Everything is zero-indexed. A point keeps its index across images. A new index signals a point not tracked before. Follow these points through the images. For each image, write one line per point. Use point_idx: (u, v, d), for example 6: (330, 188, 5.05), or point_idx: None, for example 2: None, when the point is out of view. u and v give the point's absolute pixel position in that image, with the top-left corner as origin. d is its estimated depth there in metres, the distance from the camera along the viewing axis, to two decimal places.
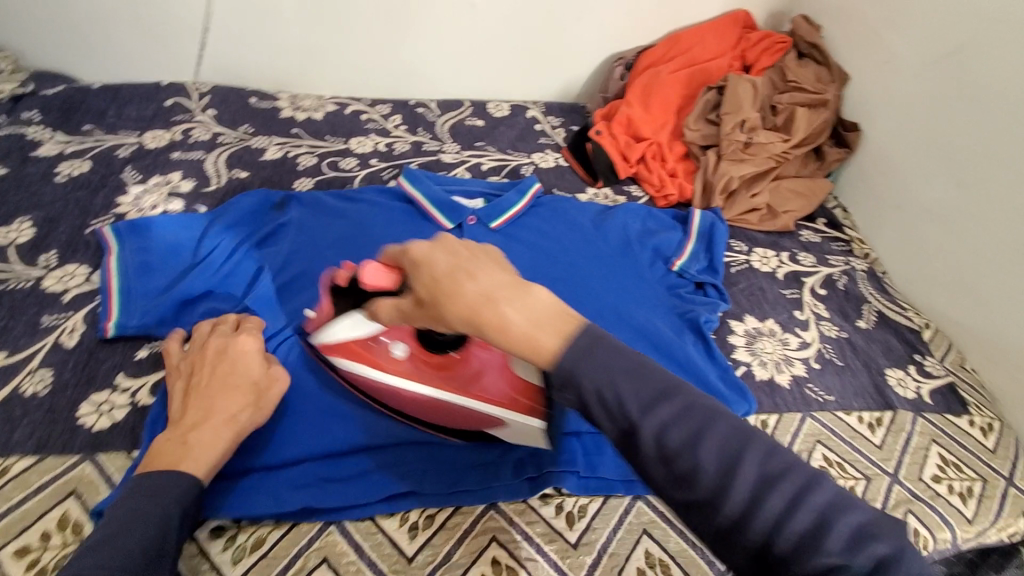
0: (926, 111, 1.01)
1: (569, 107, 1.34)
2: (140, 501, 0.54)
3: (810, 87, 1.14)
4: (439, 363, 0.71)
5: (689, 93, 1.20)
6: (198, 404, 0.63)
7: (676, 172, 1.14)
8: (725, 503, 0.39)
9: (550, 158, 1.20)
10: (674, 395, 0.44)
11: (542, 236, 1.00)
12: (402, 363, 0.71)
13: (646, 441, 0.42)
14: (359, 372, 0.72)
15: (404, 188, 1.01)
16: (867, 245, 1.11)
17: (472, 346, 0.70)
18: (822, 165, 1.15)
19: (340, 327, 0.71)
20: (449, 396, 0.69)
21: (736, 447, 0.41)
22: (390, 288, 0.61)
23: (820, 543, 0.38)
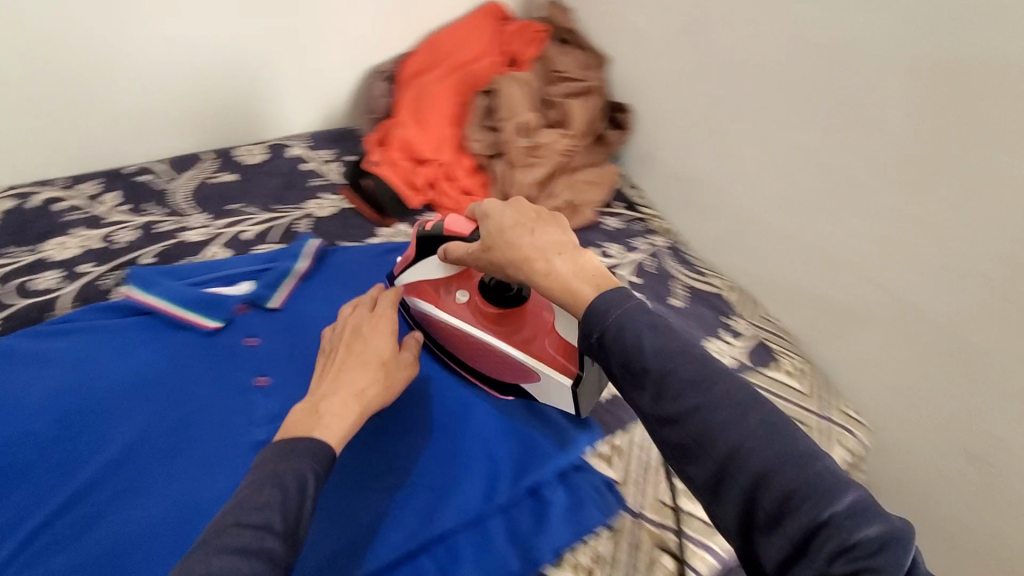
0: (679, 85, 1.04)
1: (338, 134, 1.17)
2: (276, 465, 0.53)
3: (575, 75, 1.13)
4: (500, 315, 0.75)
5: (463, 101, 1.11)
6: (344, 378, 0.66)
7: (470, 188, 1.05)
8: (765, 478, 0.44)
9: (327, 204, 1.03)
10: (713, 380, 0.48)
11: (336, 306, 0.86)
12: (470, 308, 0.76)
13: (679, 431, 0.47)
14: (426, 310, 0.78)
15: (135, 299, 0.77)
16: (663, 217, 1.15)
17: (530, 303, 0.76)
18: (606, 149, 1.15)
19: (419, 269, 0.78)
20: (486, 338, 0.74)
21: (765, 428, 0.46)
22: (468, 233, 0.70)
23: (831, 518, 0.41)
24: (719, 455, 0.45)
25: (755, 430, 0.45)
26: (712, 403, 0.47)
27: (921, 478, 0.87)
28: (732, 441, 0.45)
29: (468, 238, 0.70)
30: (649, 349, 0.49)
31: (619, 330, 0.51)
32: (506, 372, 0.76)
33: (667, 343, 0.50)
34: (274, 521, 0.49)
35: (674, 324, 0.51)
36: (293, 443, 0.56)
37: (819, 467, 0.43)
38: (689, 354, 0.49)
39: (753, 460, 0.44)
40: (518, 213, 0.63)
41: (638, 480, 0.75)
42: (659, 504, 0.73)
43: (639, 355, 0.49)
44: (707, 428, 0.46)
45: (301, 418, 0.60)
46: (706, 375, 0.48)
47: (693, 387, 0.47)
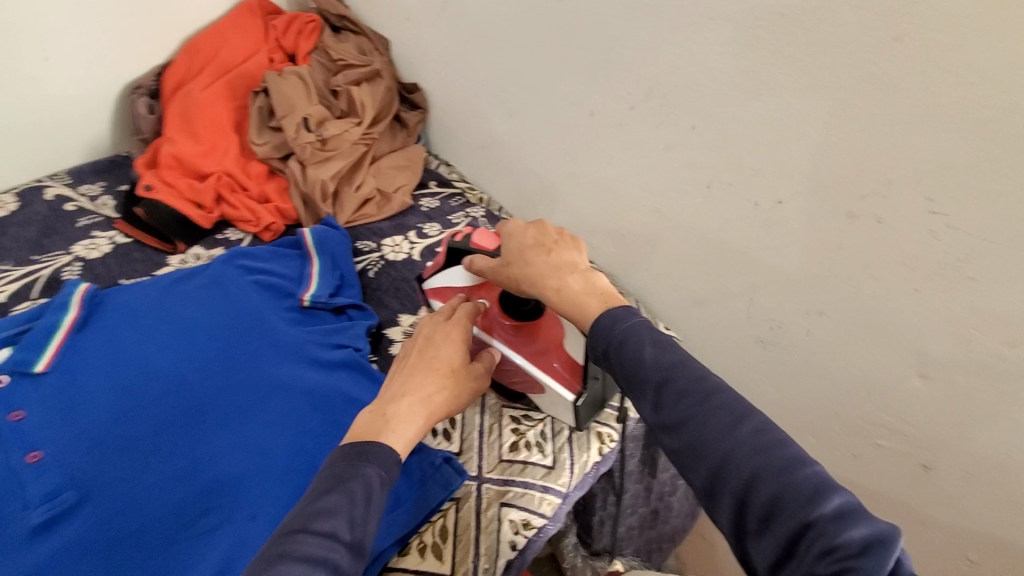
0: (455, 55, 1.04)
1: (107, 164, 1.06)
2: (348, 464, 0.50)
3: (357, 61, 1.10)
4: (516, 327, 0.72)
5: (240, 104, 1.04)
6: (409, 382, 0.61)
7: (267, 195, 1.00)
8: (738, 470, 0.42)
9: (102, 242, 0.92)
10: (709, 388, 0.47)
11: (118, 349, 0.76)
12: (490, 319, 0.73)
13: (669, 421, 0.47)
14: None
15: None
16: (478, 188, 1.17)
17: (546, 317, 0.71)
18: (408, 132, 1.15)
19: (449, 275, 0.77)
20: (515, 354, 0.71)
21: (753, 428, 0.44)
22: (492, 248, 0.70)
23: (810, 509, 0.39)
24: (698, 450, 0.45)
25: (740, 433, 0.44)
26: (696, 405, 0.46)
27: (735, 379, 0.95)
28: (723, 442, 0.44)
29: (492, 252, 0.70)
30: (648, 357, 0.50)
31: (624, 339, 0.52)
32: (527, 383, 0.73)
33: (666, 357, 0.49)
34: (341, 531, 0.44)
35: (674, 342, 0.51)
36: (364, 445, 0.52)
37: (809, 470, 0.41)
38: (680, 364, 0.49)
39: (737, 462, 0.43)
40: (537, 232, 0.65)
41: (475, 444, 0.75)
42: (500, 462, 0.74)
43: (635, 365, 0.50)
44: (697, 430, 0.45)
45: (366, 429, 0.55)
46: (699, 385, 0.47)
47: (689, 397, 0.47)
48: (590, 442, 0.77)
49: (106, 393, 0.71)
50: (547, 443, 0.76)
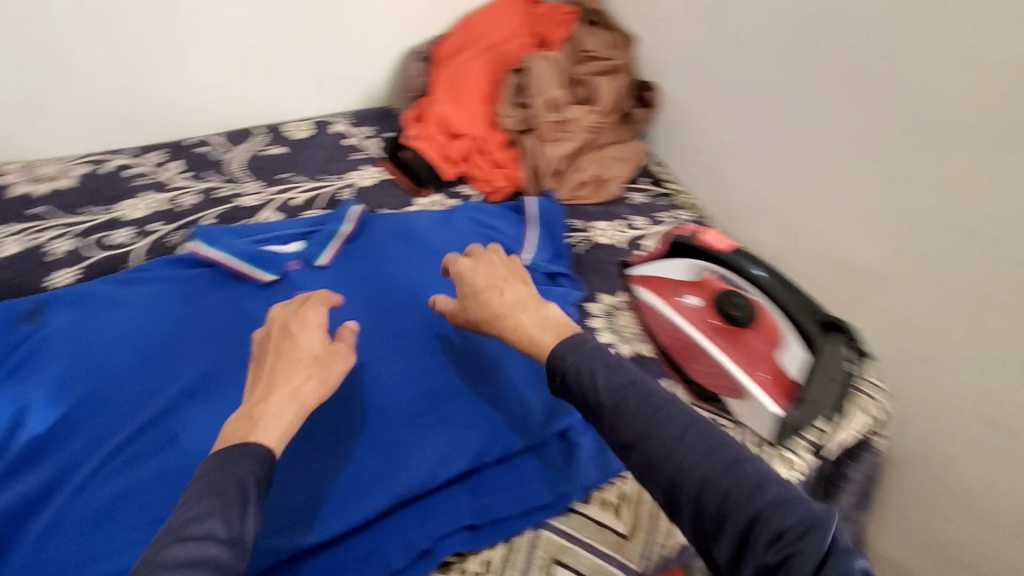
0: (706, 62, 1.08)
1: (377, 112, 1.24)
2: (220, 469, 0.49)
3: (602, 54, 1.16)
4: (720, 327, 0.80)
5: (495, 79, 1.16)
6: (280, 374, 0.58)
7: (502, 162, 1.11)
8: (683, 478, 0.49)
9: (369, 174, 1.10)
10: (660, 401, 0.54)
11: (380, 265, 0.91)
12: (695, 314, 0.83)
13: (621, 436, 0.53)
14: (658, 308, 0.86)
15: (201, 252, 0.84)
16: (687, 193, 1.19)
17: (749, 333, 0.78)
18: (632, 127, 1.19)
19: (662, 266, 0.87)
20: (715, 350, 0.80)
21: (693, 436, 0.51)
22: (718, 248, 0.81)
23: (750, 500, 0.47)
24: (655, 464, 0.51)
25: (683, 445, 0.50)
26: (645, 417, 0.52)
27: (934, 445, 0.89)
28: (678, 456, 0.50)
29: (720, 252, 0.81)
30: (585, 381, 0.56)
31: (576, 368, 0.57)
32: (714, 385, 0.80)
33: (617, 377, 0.55)
34: (218, 530, 0.45)
35: (629, 365, 0.57)
36: (232, 456, 0.50)
37: (748, 473, 0.49)
38: (634, 381, 0.55)
39: (687, 476, 0.49)
40: (487, 272, 0.70)
41: None
42: None
43: (592, 391, 0.55)
44: (651, 443, 0.52)
45: (234, 430, 0.53)
46: (656, 401, 0.54)
47: (643, 415, 0.53)
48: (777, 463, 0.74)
49: (369, 295, 0.86)
50: None
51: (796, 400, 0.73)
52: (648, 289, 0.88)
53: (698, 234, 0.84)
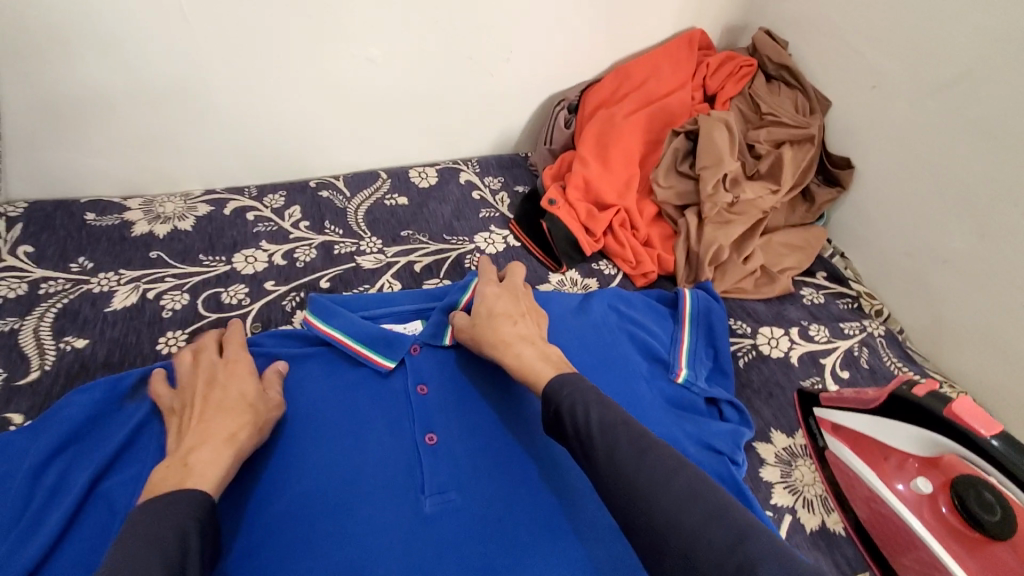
0: (930, 146, 0.85)
1: (508, 161, 1.11)
2: (151, 525, 0.48)
3: (790, 120, 0.96)
4: (960, 529, 0.60)
5: (651, 139, 0.99)
6: (210, 422, 0.59)
7: (651, 240, 0.94)
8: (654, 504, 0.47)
9: (497, 238, 0.97)
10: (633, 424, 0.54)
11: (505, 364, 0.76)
12: (922, 500, 0.63)
13: (600, 463, 0.52)
14: (861, 474, 0.67)
15: (316, 328, 0.73)
16: (876, 297, 0.96)
17: (1006, 549, 0.57)
18: (811, 208, 0.99)
19: (882, 426, 0.66)
20: (944, 555, 0.60)
21: (668, 461, 0.50)
22: (984, 433, 0.58)
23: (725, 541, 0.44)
24: (619, 492, 0.50)
25: (655, 468, 0.50)
26: (624, 440, 0.52)
27: None
28: (639, 486, 0.49)
29: (984, 439, 0.57)
30: (569, 412, 0.56)
31: (561, 406, 0.57)
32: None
33: (610, 415, 0.54)
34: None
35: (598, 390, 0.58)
36: (160, 514, 0.49)
37: (708, 507, 0.46)
38: (628, 422, 0.54)
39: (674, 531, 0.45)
40: (507, 303, 0.74)
41: None
42: None
43: (575, 426, 0.55)
44: (631, 481, 0.49)
45: (162, 480, 0.53)
46: (643, 443, 0.52)
47: (633, 459, 0.50)
48: None
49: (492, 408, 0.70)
50: None
51: None
52: (847, 443, 0.70)
53: (955, 402, 0.59)
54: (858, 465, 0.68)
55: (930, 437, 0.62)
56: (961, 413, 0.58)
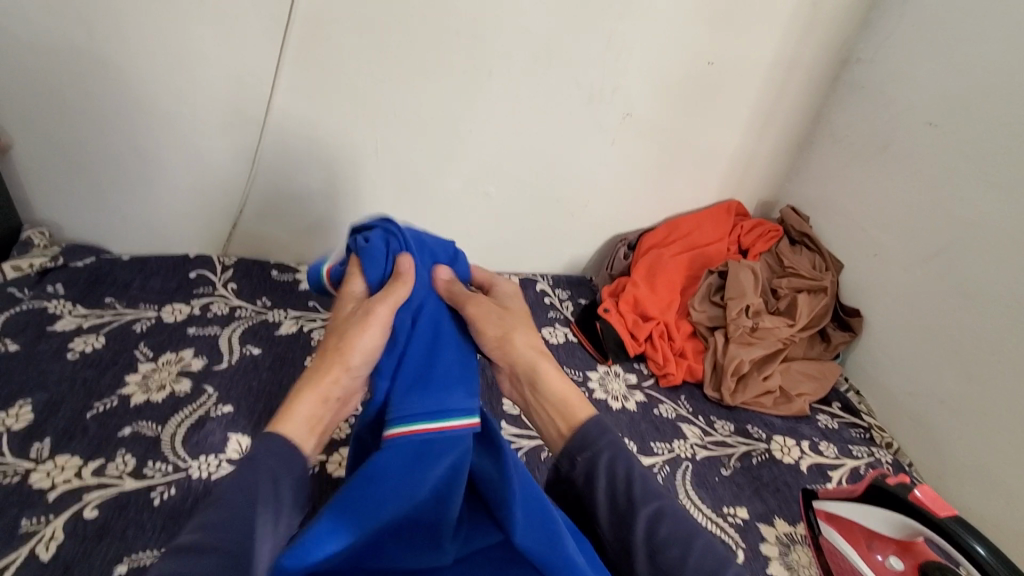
0: (923, 303, 1.04)
1: (575, 280, 1.39)
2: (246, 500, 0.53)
3: (807, 274, 1.20)
4: None
5: (692, 275, 1.25)
6: (349, 346, 0.69)
7: (685, 351, 1.15)
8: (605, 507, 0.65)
9: (559, 332, 1.20)
10: (604, 448, 0.68)
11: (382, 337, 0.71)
12: None
13: (580, 472, 0.68)
14: (851, 557, 0.78)
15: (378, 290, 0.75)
16: (887, 432, 1.09)
17: None
18: (827, 346, 1.17)
19: (867, 516, 0.77)
20: None
21: (625, 473, 0.65)
22: (944, 516, 0.70)
23: (653, 526, 0.61)
24: (593, 494, 0.65)
25: (609, 474, 0.66)
26: (597, 456, 0.67)
27: None
28: (621, 503, 0.64)
29: (944, 521, 0.69)
30: (584, 440, 0.69)
31: (583, 441, 0.69)
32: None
33: (593, 435, 0.69)
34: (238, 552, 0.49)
35: (626, 447, 0.68)
36: (256, 482, 0.55)
37: (643, 503, 0.62)
38: (604, 447, 0.68)
39: (626, 522, 0.62)
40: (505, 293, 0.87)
41: None
42: None
43: (605, 491, 0.65)
44: (599, 486, 0.65)
45: (314, 412, 0.66)
46: (611, 458, 0.67)
47: (600, 470, 0.66)
48: None
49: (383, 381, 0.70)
50: None
51: None
52: (838, 530, 0.80)
53: (920, 490, 0.72)
54: (850, 549, 0.78)
55: (905, 524, 0.73)
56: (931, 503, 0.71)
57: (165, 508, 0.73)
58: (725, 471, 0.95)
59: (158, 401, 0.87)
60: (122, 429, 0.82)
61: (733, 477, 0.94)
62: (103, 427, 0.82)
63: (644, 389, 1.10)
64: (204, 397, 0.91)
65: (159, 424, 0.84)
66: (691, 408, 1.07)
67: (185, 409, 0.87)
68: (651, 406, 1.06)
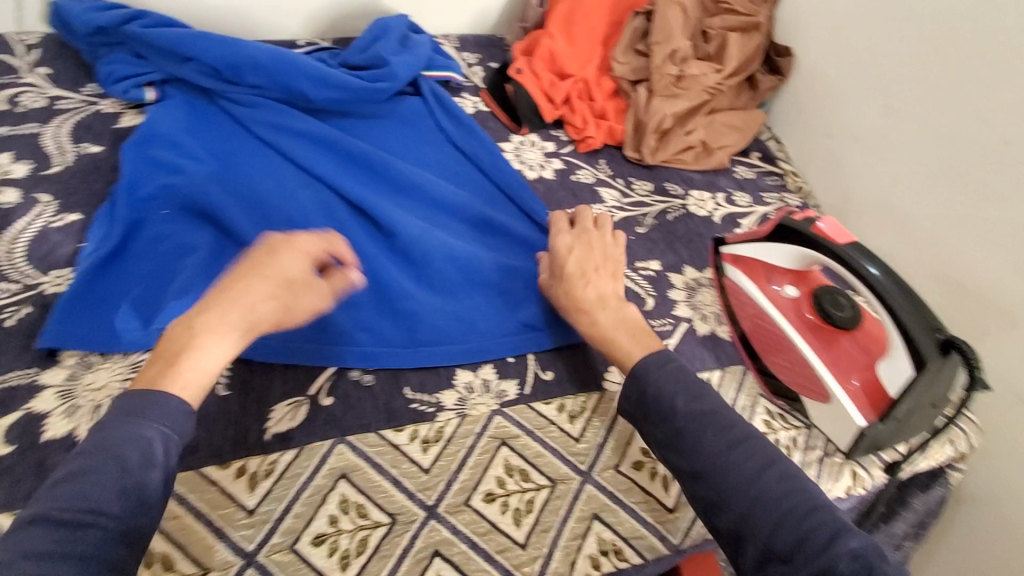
0: (856, 33, 0.96)
1: (486, 40, 1.19)
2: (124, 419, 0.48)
3: (741, 9, 1.06)
4: (817, 324, 0.76)
5: (615, 20, 1.09)
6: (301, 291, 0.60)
7: (605, 113, 1.05)
8: (710, 471, 0.56)
9: (468, 103, 1.06)
10: (718, 412, 0.59)
11: (186, 134, 0.84)
12: (792, 306, 0.78)
13: (679, 455, 0.58)
14: (744, 285, 0.81)
15: (211, 105, 0.89)
16: (800, 177, 1.09)
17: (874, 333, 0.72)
18: (754, 95, 1.10)
19: (767, 251, 0.79)
20: (804, 345, 0.75)
21: (710, 414, 0.59)
22: (837, 241, 0.71)
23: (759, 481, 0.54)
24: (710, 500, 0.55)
25: (694, 432, 0.58)
26: (694, 406, 0.59)
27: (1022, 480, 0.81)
28: (716, 465, 0.56)
29: (838, 246, 0.71)
30: (655, 393, 0.61)
31: (644, 381, 0.62)
32: (796, 384, 0.76)
33: (672, 385, 0.61)
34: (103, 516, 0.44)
35: (685, 373, 0.62)
36: (139, 397, 0.50)
37: (734, 444, 0.57)
38: (697, 390, 0.61)
39: (728, 498, 0.54)
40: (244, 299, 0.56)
41: None
42: None
43: (641, 401, 0.62)
44: (704, 463, 0.56)
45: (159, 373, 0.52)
46: (703, 406, 0.59)
47: (699, 416, 0.58)
48: (841, 475, 0.74)
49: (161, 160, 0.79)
50: (796, 451, 0.74)
51: (884, 414, 0.69)
52: (741, 270, 0.83)
53: (825, 222, 0.73)
54: (745, 282, 0.81)
55: (795, 249, 0.75)
56: (820, 227, 0.73)
57: (24, 328, 0.64)
58: (641, 229, 0.93)
59: None
60: None
61: (649, 234, 0.93)
62: None
63: (563, 157, 1.02)
64: (41, 206, 0.76)
65: None
66: (611, 172, 1.01)
67: (20, 222, 0.73)
68: (569, 174, 0.99)
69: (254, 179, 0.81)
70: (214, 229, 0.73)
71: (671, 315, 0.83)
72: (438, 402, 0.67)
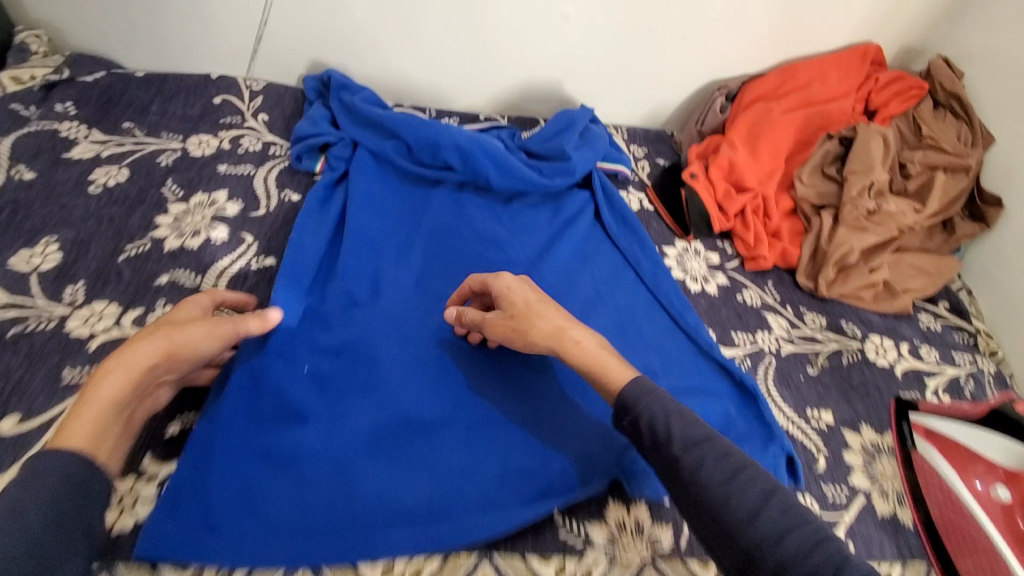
0: None
1: (653, 135, 1.19)
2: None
3: (950, 148, 0.98)
4: None
5: (802, 139, 1.04)
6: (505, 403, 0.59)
7: (779, 232, 0.99)
8: (713, 494, 0.48)
9: (633, 198, 1.05)
10: (712, 439, 0.51)
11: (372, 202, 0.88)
12: (1001, 509, 0.69)
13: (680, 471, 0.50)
14: (942, 467, 0.73)
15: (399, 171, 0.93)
16: (994, 339, 0.96)
17: None
18: (949, 239, 1.00)
19: None
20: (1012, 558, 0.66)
21: (704, 437, 0.51)
22: None
23: (765, 517, 0.46)
24: (718, 529, 0.47)
25: (697, 453, 0.50)
26: (685, 427, 0.52)
27: None
28: (718, 498, 0.48)
29: None
30: (647, 419, 0.53)
31: (633, 403, 0.54)
32: None
33: (676, 418, 0.52)
34: None
35: (666, 396, 0.55)
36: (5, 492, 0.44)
37: (754, 486, 0.48)
38: (706, 433, 0.52)
39: (738, 537, 0.46)
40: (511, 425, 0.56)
41: None
42: None
43: (631, 419, 0.54)
44: (703, 486, 0.48)
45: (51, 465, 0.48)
46: (700, 430, 0.52)
47: (699, 440, 0.51)
48: None
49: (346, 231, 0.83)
50: None
51: None
52: (937, 448, 0.75)
53: None
54: (943, 464, 0.73)
55: None
56: None
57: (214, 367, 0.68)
58: (812, 370, 0.84)
59: (194, 249, 0.78)
60: (158, 277, 0.74)
61: (820, 377, 0.84)
62: (138, 275, 0.74)
63: (728, 273, 0.97)
64: (244, 246, 0.81)
65: (199, 274, 0.76)
66: (779, 297, 0.94)
67: (225, 260, 0.78)
68: (733, 292, 0.94)
69: (425, 262, 0.83)
70: (385, 310, 0.75)
71: (844, 478, 0.74)
72: (586, 534, 0.62)
